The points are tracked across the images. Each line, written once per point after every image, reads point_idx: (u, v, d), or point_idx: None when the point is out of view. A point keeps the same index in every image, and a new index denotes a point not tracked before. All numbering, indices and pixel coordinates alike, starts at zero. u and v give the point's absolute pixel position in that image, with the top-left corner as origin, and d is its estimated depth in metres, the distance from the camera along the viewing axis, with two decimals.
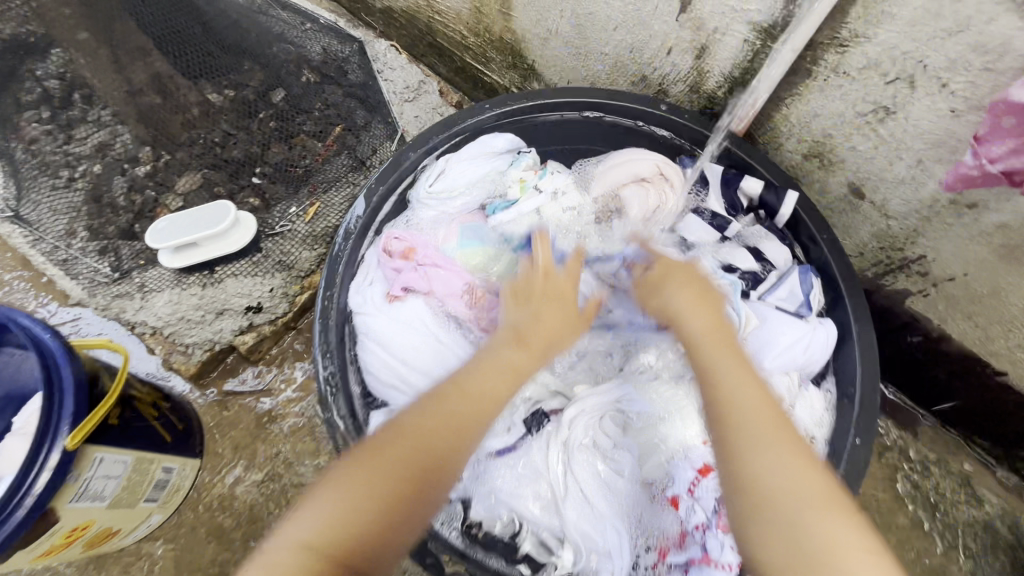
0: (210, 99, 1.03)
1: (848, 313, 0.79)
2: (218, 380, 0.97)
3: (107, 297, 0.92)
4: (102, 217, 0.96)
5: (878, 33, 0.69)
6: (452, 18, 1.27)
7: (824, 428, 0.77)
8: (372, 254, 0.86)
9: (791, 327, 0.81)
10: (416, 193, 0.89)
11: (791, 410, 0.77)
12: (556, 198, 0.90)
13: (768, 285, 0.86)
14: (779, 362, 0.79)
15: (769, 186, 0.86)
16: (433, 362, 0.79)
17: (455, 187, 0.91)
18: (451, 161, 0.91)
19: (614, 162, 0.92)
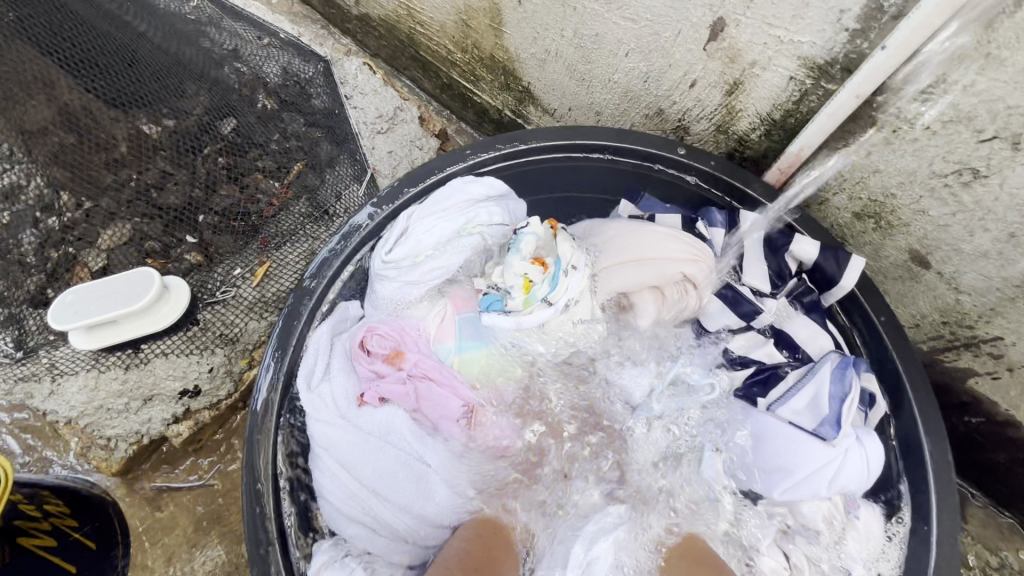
0: (145, 129, 0.81)
1: (920, 433, 0.66)
2: (150, 474, 0.80)
3: (10, 379, 0.76)
4: (8, 279, 0.80)
5: (977, 80, 0.52)
6: (436, 31, 1.10)
7: (886, 564, 0.65)
8: (328, 332, 0.71)
9: (812, 457, 0.65)
10: (373, 264, 0.72)
11: (841, 546, 0.65)
12: (568, 311, 0.68)
13: (784, 390, 0.70)
14: (795, 490, 0.66)
15: (825, 250, 0.71)
16: (408, 491, 0.67)
17: (419, 249, 0.72)
18: (414, 217, 0.73)
19: (631, 255, 0.71)
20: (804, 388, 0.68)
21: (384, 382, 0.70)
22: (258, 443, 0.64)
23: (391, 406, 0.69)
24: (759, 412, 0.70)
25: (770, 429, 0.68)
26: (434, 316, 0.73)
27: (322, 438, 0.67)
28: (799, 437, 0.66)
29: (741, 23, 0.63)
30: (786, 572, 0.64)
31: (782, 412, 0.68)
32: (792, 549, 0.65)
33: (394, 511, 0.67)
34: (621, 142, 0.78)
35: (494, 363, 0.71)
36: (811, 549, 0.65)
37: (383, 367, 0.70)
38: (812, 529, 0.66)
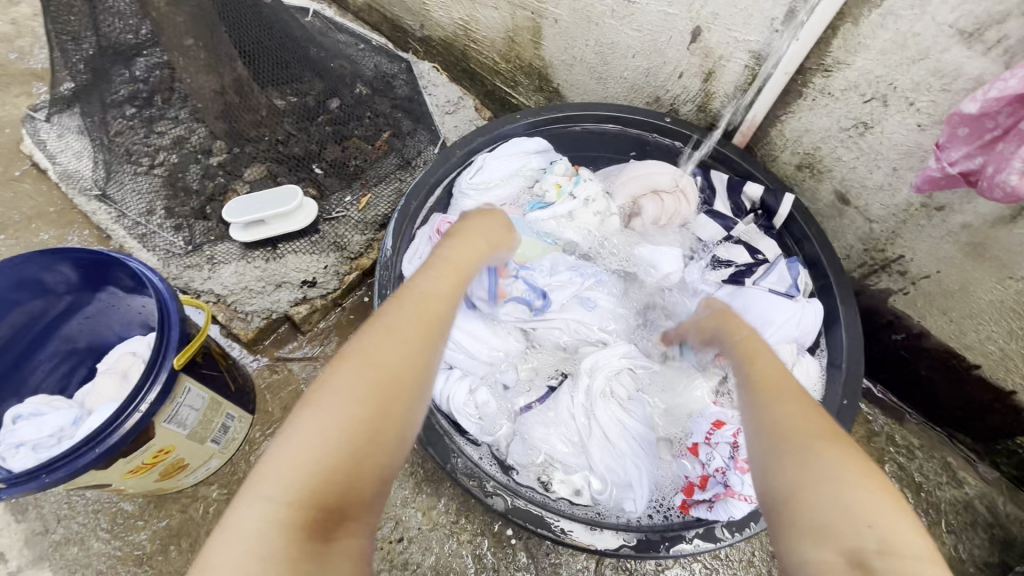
0: (276, 103, 1.14)
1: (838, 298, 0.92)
2: (270, 349, 1.07)
3: (179, 267, 1.04)
4: (178, 199, 1.09)
5: (856, 60, 0.83)
6: (486, 46, 1.42)
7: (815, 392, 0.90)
8: (426, 230, 1.01)
9: (784, 306, 0.91)
10: (459, 184, 1.04)
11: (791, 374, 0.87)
12: (586, 204, 1.02)
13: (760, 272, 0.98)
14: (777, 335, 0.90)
15: (767, 189, 0.98)
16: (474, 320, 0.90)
17: (491, 179, 1.04)
18: (488, 158, 1.05)
19: (634, 173, 1.05)
20: (772, 270, 0.96)
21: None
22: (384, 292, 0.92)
23: None
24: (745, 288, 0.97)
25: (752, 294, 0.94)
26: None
27: None
28: (774, 300, 0.92)
29: (711, 29, 0.95)
30: None
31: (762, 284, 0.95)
32: None
33: (467, 335, 0.89)
34: (631, 114, 1.06)
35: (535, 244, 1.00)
36: None
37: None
38: None
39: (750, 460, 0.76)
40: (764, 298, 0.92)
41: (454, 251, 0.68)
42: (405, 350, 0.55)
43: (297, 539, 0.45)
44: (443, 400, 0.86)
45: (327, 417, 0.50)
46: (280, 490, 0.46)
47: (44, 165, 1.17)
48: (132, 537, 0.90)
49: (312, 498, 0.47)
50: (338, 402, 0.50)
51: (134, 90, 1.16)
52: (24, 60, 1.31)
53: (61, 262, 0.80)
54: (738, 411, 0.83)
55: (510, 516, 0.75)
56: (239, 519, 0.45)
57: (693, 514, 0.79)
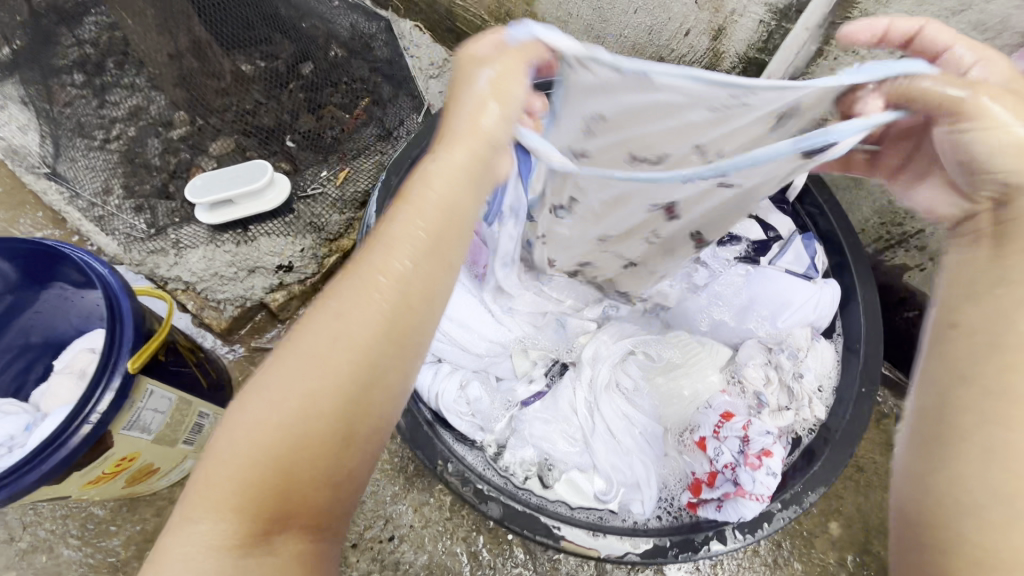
0: (242, 69, 1.06)
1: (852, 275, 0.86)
2: (247, 337, 1.00)
3: (142, 252, 0.95)
4: (137, 176, 1.00)
5: (886, 13, 0.74)
6: (474, 4, 1.30)
7: (830, 378, 0.83)
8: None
9: (801, 289, 0.84)
10: None
11: (804, 359, 0.81)
12: None
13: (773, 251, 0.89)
14: (792, 317, 0.84)
15: None
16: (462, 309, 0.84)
17: None
18: None
19: None
20: (788, 249, 0.88)
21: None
22: None
23: None
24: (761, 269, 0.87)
25: (765, 276, 0.86)
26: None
27: None
28: (792, 280, 0.85)
29: None
30: (759, 379, 0.79)
31: (779, 264, 0.88)
32: (762, 360, 0.81)
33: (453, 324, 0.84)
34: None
35: None
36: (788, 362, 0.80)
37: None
38: (787, 348, 0.81)
39: (763, 455, 0.68)
40: (783, 279, 0.85)
41: (449, 157, 0.42)
42: (371, 318, 0.40)
43: (230, 555, 0.39)
44: (430, 396, 0.81)
45: (252, 426, 0.39)
46: (213, 496, 0.39)
47: None
48: (105, 543, 0.84)
49: (254, 509, 0.39)
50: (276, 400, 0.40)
51: (82, 55, 1.06)
52: None
53: None
54: (749, 402, 0.78)
55: (505, 522, 0.70)
56: (168, 539, 0.39)
57: (702, 513, 0.73)
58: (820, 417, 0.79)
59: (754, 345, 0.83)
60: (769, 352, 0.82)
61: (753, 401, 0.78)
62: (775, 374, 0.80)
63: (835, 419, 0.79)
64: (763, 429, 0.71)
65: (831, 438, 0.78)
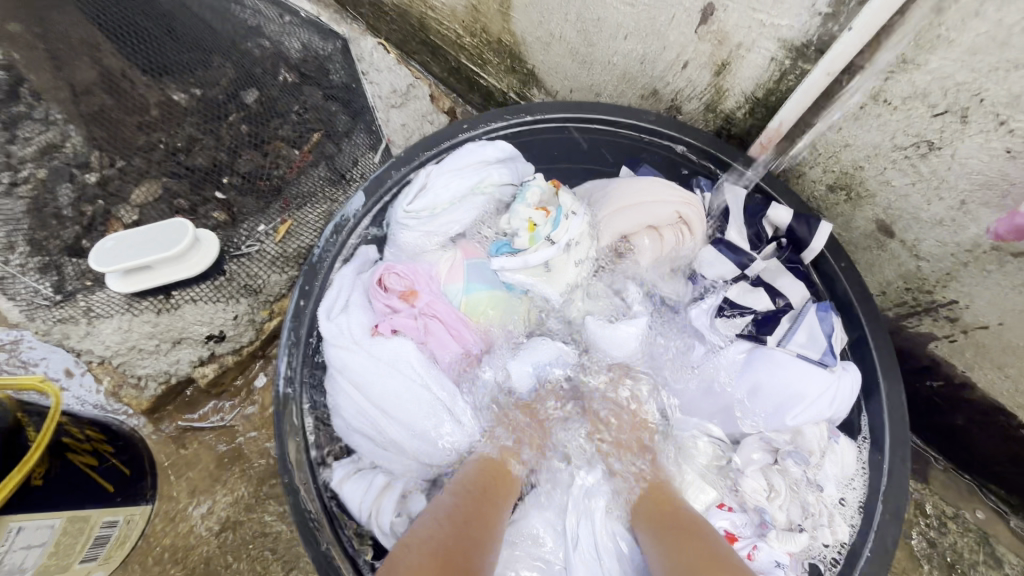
0: (174, 98, 0.90)
1: (877, 360, 0.77)
2: (174, 413, 0.87)
3: (48, 321, 0.82)
4: (45, 229, 0.86)
5: (929, 60, 0.60)
6: (447, 16, 1.15)
7: (852, 491, 0.75)
8: (362, 282, 0.82)
9: (814, 381, 0.76)
10: (395, 213, 0.83)
11: (818, 467, 0.74)
12: (568, 250, 0.80)
13: (784, 328, 0.80)
14: (801, 415, 0.76)
15: (798, 217, 0.79)
16: (413, 410, 0.75)
17: (437, 202, 0.83)
18: (433, 174, 0.83)
19: (621, 204, 0.84)
20: (800, 325, 0.79)
21: (394, 318, 0.79)
22: (295, 362, 0.77)
23: (401, 337, 0.78)
24: (767, 348, 0.80)
25: (773, 360, 0.78)
26: (445, 261, 0.84)
27: (339, 361, 0.76)
28: (804, 367, 0.77)
29: (728, 8, 0.71)
30: (764, 492, 0.72)
31: (790, 345, 0.79)
32: (769, 467, 0.74)
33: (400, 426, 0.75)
34: (621, 115, 0.86)
35: (498, 304, 0.82)
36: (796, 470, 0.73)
37: (395, 301, 0.80)
38: (796, 450, 0.75)
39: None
40: (793, 365, 0.77)
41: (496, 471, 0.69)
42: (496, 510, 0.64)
43: None
44: (365, 519, 0.72)
45: None
46: None
47: None
48: None
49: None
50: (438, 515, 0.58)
51: None
52: None
53: None
54: (752, 522, 0.72)
55: None
56: None
57: None
58: (840, 540, 0.72)
59: (759, 449, 0.76)
60: (775, 455, 0.75)
61: (757, 520, 0.72)
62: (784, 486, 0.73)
63: (859, 534, 0.72)
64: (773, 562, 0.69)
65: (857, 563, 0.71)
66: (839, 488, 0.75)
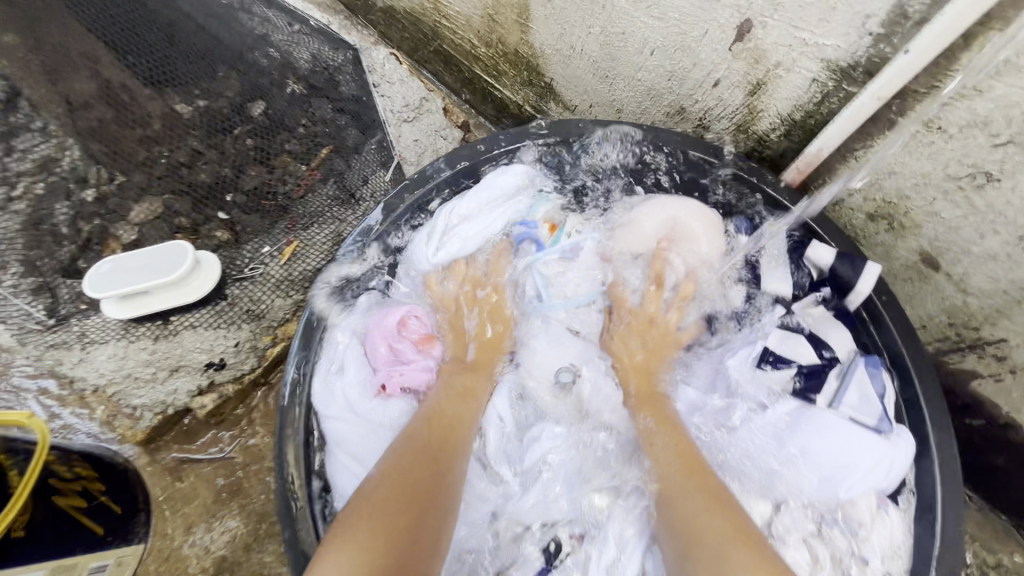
0: (177, 109, 0.89)
1: (925, 419, 0.72)
2: (172, 445, 0.82)
3: (40, 346, 0.77)
4: (39, 247, 0.82)
5: (994, 86, 0.55)
6: (462, 25, 1.11)
7: (899, 556, 0.70)
8: (376, 325, 0.82)
9: (870, 447, 0.70)
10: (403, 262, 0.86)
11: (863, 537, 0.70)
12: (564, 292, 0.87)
13: (834, 387, 0.74)
14: (857, 484, 0.71)
15: (841, 257, 0.75)
16: None
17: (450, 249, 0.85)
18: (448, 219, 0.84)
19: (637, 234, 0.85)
20: (850, 386, 0.73)
21: (403, 373, 0.80)
22: (295, 414, 0.75)
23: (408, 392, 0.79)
24: (816, 408, 0.74)
25: (825, 423, 0.73)
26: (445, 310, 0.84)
27: (337, 431, 0.76)
28: (856, 434, 0.71)
29: (768, 25, 0.66)
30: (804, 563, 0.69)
31: (842, 408, 0.73)
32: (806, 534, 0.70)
33: None
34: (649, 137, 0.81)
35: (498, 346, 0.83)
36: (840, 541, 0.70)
37: (407, 354, 0.81)
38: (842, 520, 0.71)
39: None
40: (848, 432, 0.71)
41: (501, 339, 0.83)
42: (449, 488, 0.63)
43: None
44: None
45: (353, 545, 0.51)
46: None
47: None
48: None
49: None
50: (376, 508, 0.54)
51: None
52: None
53: None
54: None
55: None
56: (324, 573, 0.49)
57: None
58: None
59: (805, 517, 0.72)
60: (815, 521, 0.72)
61: None
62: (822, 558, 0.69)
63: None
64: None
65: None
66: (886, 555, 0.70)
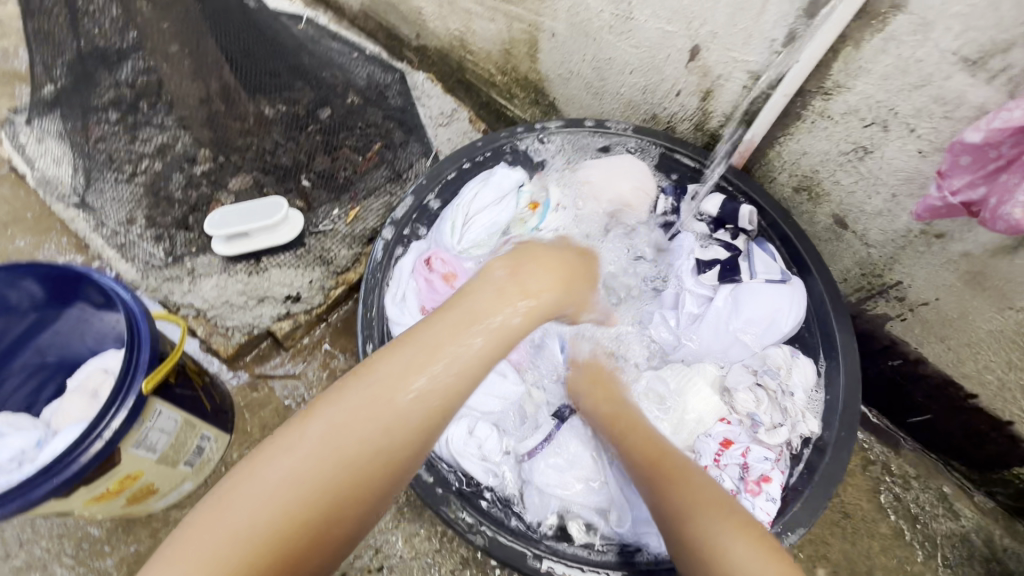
0: (265, 112, 1.09)
1: (831, 314, 0.91)
2: (251, 364, 1.03)
3: (158, 279, 1.01)
4: (159, 208, 1.06)
5: (856, 84, 0.82)
6: (482, 58, 1.39)
7: (814, 403, 0.89)
8: (408, 262, 1.00)
9: (781, 296, 0.92)
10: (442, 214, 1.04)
11: (789, 377, 0.88)
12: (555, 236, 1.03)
13: (745, 265, 0.98)
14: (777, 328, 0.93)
15: (726, 202, 1.01)
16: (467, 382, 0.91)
17: (476, 212, 1.02)
18: (474, 193, 1.03)
19: (589, 179, 1.06)
20: (756, 261, 0.96)
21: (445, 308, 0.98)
22: (368, 323, 0.93)
23: None
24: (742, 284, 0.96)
25: (748, 292, 0.95)
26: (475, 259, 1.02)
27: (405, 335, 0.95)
28: (769, 288, 0.93)
29: (710, 48, 0.94)
30: (749, 402, 0.87)
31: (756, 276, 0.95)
32: (750, 383, 0.88)
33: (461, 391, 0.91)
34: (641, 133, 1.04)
35: None
36: (771, 381, 0.87)
37: (438, 282, 0.99)
38: (769, 369, 0.89)
39: (761, 481, 0.79)
40: (762, 291, 0.93)
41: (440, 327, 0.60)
42: (364, 467, 0.54)
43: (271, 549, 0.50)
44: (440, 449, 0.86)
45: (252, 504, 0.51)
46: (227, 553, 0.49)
47: (23, 170, 1.13)
48: (98, 564, 0.86)
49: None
50: (290, 446, 0.53)
51: (118, 95, 1.10)
52: (8, 60, 1.28)
53: (25, 276, 0.76)
54: (746, 428, 0.86)
55: (489, 550, 0.76)
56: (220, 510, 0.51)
57: None
58: (814, 431, 0.85)
59: (740, 370, 0.91)
60: (754, 375, 0.89)
61: (749, 424, 0.86)
62: (764, 395, 0.87)
63: (831, 432, 0.85)
64: (762, 456, 0.81)
65: (826, 448, 0.84)
66: (806, 397, 0.89)
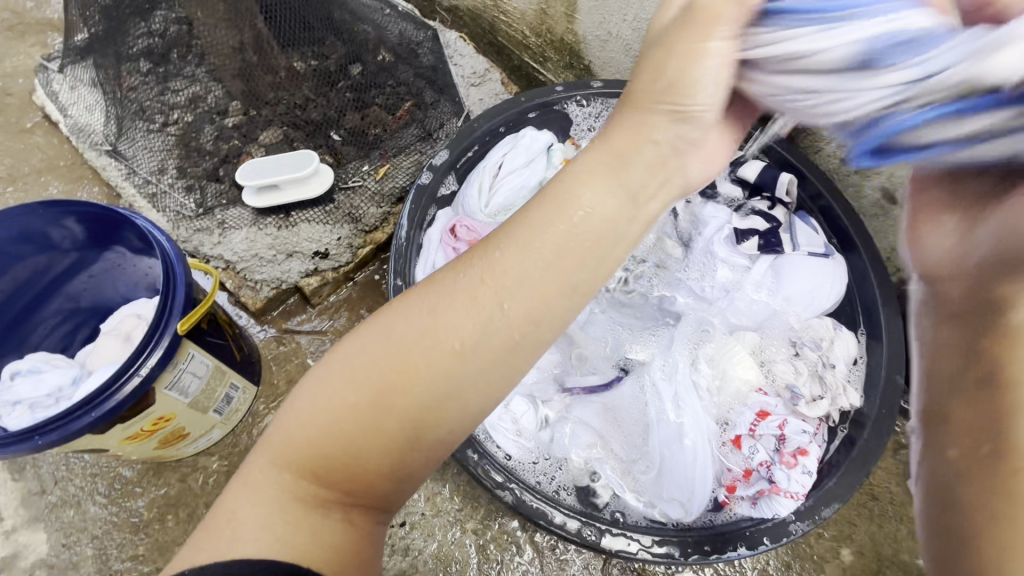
0: (296, 66, 1.06)
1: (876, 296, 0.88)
2: (278, 319, 1.03)
3: (189, 230, 1.02)
4: (190, 159, 1.06)
5: None
6: (516, 19, 1.33)
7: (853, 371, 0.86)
8: (435, 232, 0.97)
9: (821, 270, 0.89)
10: (471, 173, 0.99)
11: (830, 350, 0.85)
12: None
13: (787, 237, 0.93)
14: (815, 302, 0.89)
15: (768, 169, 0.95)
16: None
17: (506, 174, 0.98)
18: (506, 156, 0.98)
19: None
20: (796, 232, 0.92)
21: None
22: (397, 295, 0.89)
23: None
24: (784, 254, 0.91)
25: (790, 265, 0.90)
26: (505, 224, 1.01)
27: None
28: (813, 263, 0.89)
29: None
30: (790, 373, 0.83)
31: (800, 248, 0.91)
32: (788, 354, 0.85)
33: None
34: None
35: None
36: (812, 353, 0.84)
37: (464, 249, 0.95)
38: (813, 341, 0.85)
39: (798, 454, 0.75)
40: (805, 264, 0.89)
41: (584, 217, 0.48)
42: (423, 377, 0.48)
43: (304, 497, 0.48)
44: None
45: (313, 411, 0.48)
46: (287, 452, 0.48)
47: (56, 118, 1.13)
48: (129, 504, 0.88)
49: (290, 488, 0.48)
50: (422, 341, 0.48)
51: (150, 44, 1.10)
52: (40, 8, 1.27)
53: (65, 216, 0.77)
54: (786, 401, 0.81)
55: (518, 509, 0.76)
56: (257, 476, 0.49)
57: (735, 511, 0.79)
58: (854, 403, 0.82)
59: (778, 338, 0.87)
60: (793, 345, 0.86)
61: (789, 396, 0.82)
62: (804, 367, 0.84)
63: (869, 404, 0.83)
64: (800, 429, 0.77)
65: (864, 422, 0.82)
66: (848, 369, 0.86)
